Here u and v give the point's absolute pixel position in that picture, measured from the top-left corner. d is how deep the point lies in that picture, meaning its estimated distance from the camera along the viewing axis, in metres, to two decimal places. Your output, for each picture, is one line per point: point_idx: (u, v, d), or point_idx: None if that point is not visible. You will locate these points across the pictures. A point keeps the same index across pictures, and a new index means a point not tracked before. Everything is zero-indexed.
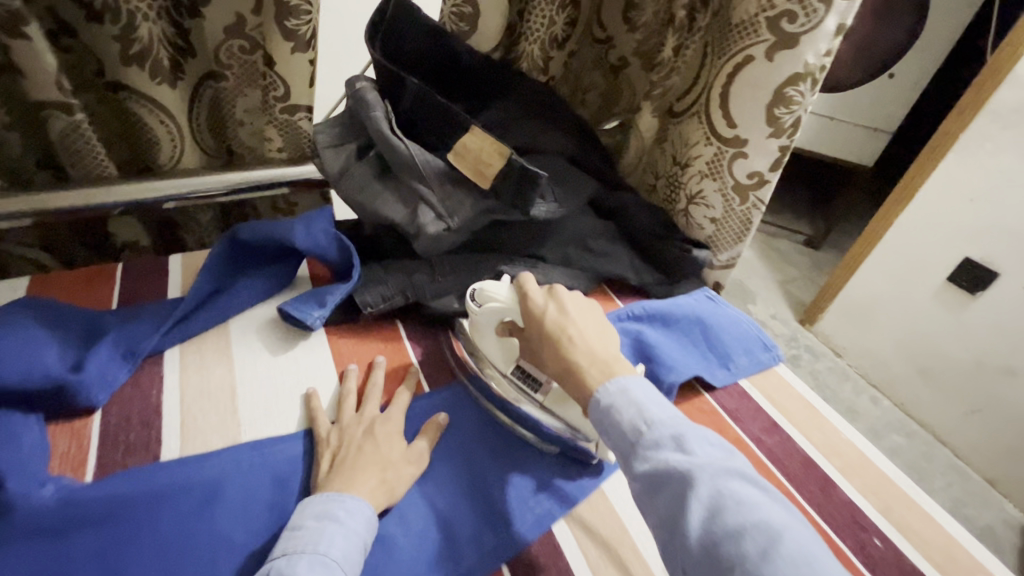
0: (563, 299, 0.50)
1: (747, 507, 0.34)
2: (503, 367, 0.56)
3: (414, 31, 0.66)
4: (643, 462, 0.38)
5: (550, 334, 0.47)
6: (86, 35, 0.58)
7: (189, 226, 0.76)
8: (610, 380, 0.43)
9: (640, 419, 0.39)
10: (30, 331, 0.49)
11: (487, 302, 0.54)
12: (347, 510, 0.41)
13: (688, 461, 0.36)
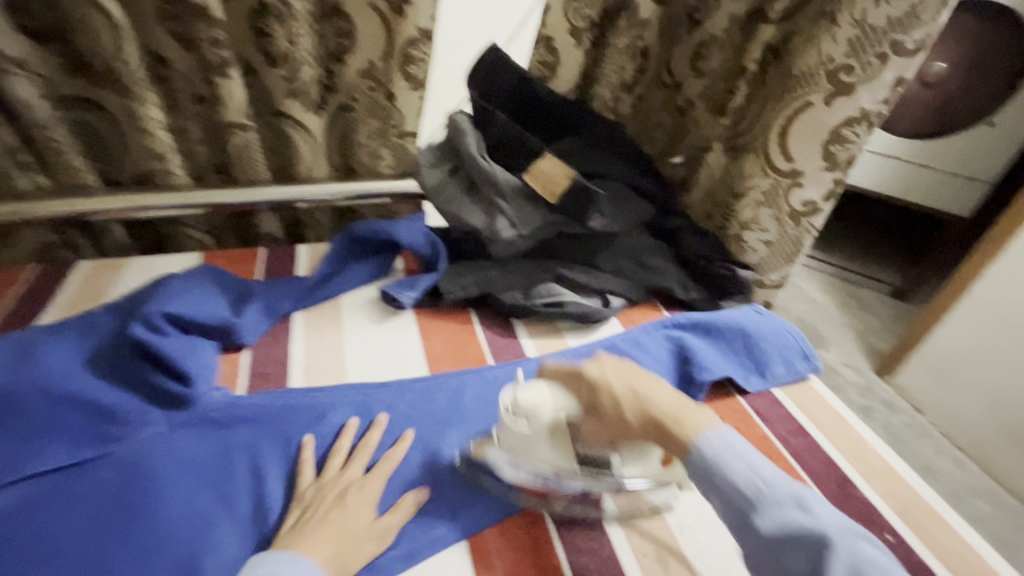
0: (612, 362, 0.50)
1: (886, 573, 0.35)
2: (569, 468, 0.52)
3: (505, 79, 0.81)
4: (764, 520, 0.39)
5: (624, 403, 0.47)
6: (264, 76, 0.77)
7: (313, 225, 0.94)
8: (710, 432, 0.44)
9: (754, 477, 0.41)
10: (207, 286, 0.66)
11: (534, 412, 0.52)
12: (295, 573, 0.42)
13: (814, 521, 0.38)
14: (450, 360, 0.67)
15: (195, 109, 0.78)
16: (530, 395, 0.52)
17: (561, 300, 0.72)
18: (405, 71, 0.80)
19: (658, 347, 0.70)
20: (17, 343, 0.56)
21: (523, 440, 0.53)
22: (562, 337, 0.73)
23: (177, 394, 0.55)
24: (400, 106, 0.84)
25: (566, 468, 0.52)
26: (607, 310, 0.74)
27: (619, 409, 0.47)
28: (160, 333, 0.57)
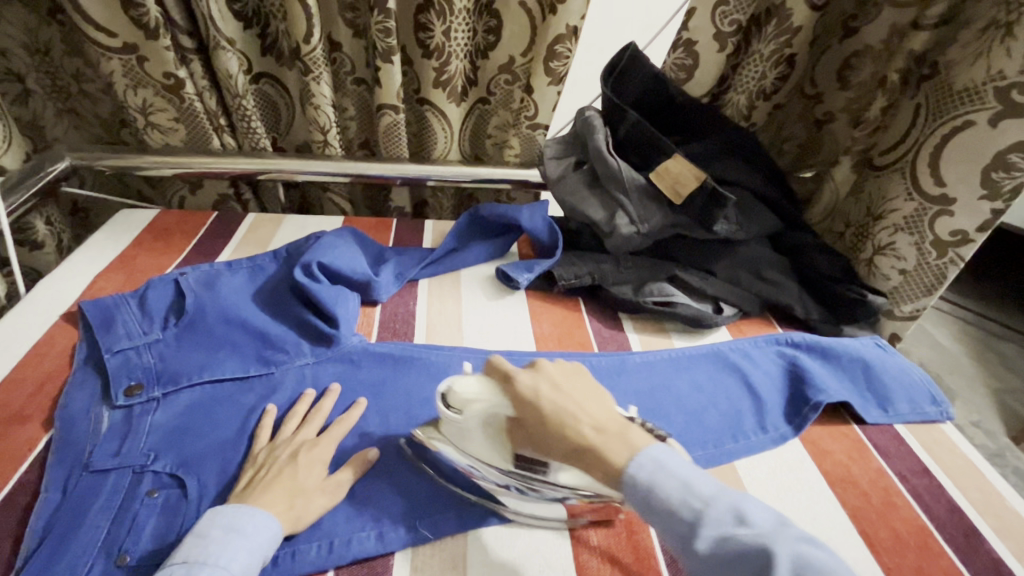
0: (550, 376, 0.47)
1: (830, 575, 0.33)
2: (504, 465, 0.50)
3: (642, 76, 0.80)
4: (705, 542, 0.36)
5: (552, 423, 0.43)
6: (418, 65, 0.83)
7: (436, 204, 1.01)
8: (641, 454, 0.41)
9: (689, 496, 0.38)
10: (351, 246, 0.75)
11: (466, 404, 0.49)
12: (253, 525, 0.43)
13: (755, 532, 0.35)
14: (558, 342, 0.70)
15: (356, 91, 0.88)
16: (464, 386, 0.49)
17: (672, 301, 0.72)
18: (547, 66, 0.80)
19: (768, 361, 0.69)
20: (204, 271, 0.69)
21: (456, 429, 0.50)
22: (668, 337, 0.73)
23: (325, 334, 0.63)
24: (537, 99, 0.84)
25: (500, 467, 0.50)
26: (717, 318, 0.74)
27: (545, 429, 0.44)
28: (314, 278, 0.67)
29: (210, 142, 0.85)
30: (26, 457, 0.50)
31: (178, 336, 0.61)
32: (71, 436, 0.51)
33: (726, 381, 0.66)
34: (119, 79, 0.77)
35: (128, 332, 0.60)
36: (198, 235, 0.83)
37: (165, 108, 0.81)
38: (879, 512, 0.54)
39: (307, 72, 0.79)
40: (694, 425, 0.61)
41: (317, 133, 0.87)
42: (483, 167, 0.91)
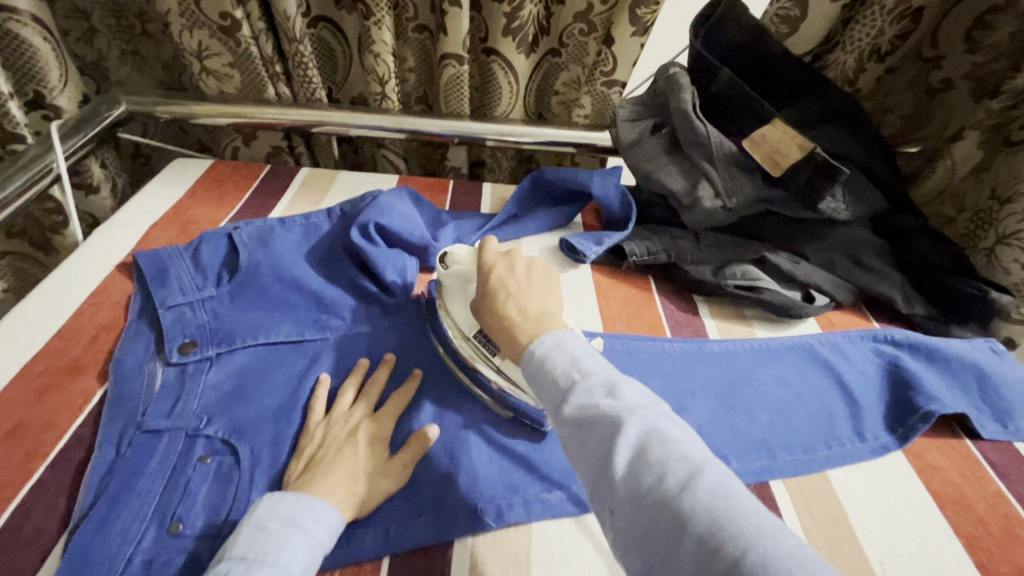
0: (516, 259, 0.50)
1: (671, 445, 0.31)
2: (465, 332, 0.52)
3: (739, 30, 0.70)
4: (570, 409, 0.35)
5: (491, 284, 0.48)
6: (487, 11, 0.75)
7: (494, 166, 0.95)
8: (546, 334, 0.40)
9: (571, 367, 0.37)
10: (408, 207, 0.70)
11: (453, 264, 0.55)
12: (314, 519, 0.39)
13: (615, 403, 0.34)
14: (627, 323, 0.64)
15: (418, 39, 0.82)
16: (459, 249, 0.55)
17: (757, 285, 0.65)
18: (633, 14, 0.72)
19: (865, 360, 0.61)
20: (258, 227, 0.66)
21: (443, 287, 0.56)
22: (748, 326, 0.66)
23: (382, 301, 0.59)
24: (617, 53, 0.77)
25: (462, 332, 0.53)
26: (808, 307, 0.65)
27: (487, 295, 0.47)
28: (370, 240, 0.63)
29: (265, 91, 0.81)
30: (83, 411, 0.48)
31: (232, 294, 0.58)
32: (124, 392, 0.49)
33: (818, 380, 0.59)
34: (176, 18, 0.73)
35: (181, 287, 0.58)
36: (251, 190, 0.80)
37: (221, 52, 0.76)
38: (1000, 545, 0.47)
39: (369, 16, 0.74)
40: (781, 426, 0.54)
41: (374, 84, 0.81)
42: (550, 128, 0.84)
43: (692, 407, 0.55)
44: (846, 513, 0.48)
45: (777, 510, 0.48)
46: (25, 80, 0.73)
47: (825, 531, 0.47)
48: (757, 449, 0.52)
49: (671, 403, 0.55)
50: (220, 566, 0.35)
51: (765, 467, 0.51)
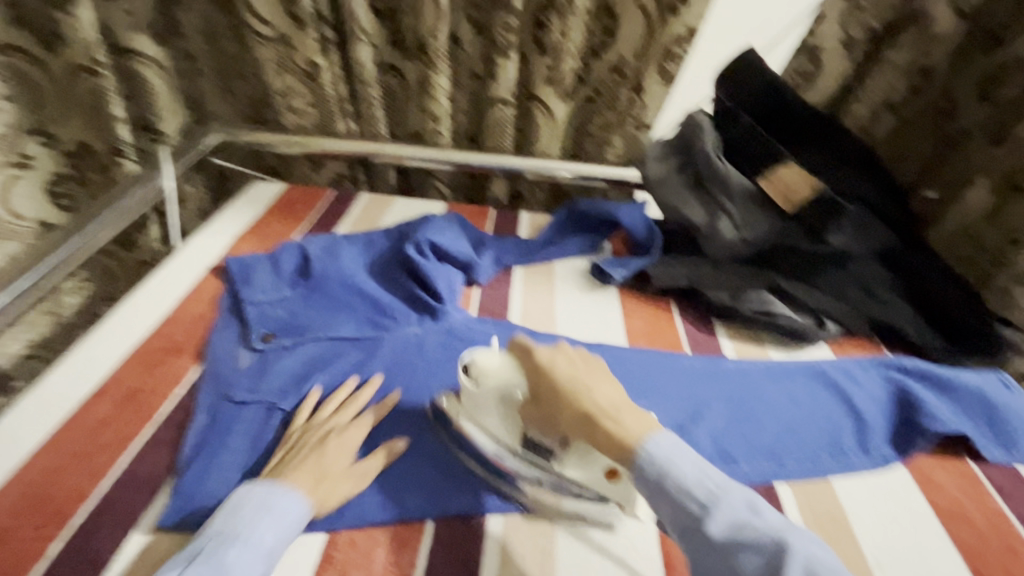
0: (569, 354, 0.52)
1: (833, 568, 0.39)
2: (512, 445, 0.52)
3: (758, 81, 0.78)
4: (716, 524, 0.41)
5: (564, 389, 0.48)
6: (532, 62, 0.86)
7: (530, 197, 1.04)
8: (657, 437, 0.45)
9: (705, 482, 0.43)
10: (456, 228, 0.79)
11: (483, 376, 0.52)
12: (282, 505, 0.45)
13: (769, 526, 0.41)
14: (649, 339, 0.71)
15: (470, 84, 0.93)
16: (488, 359, 0.53)
17: (771, 309, 0.70)
18: (663, 66, 0.82)
19: (873, 383, 0.65)
20: (326, 240, 0.76)
21: (470, 402, 0.53)
22: (763, 348, 0.71)
23: (430, 307, 0.67)
24: (648, 100, 0.86)
25: (509, 446, 0.52)
26: (819, 332, 0.70)
27: (566, 400, 0.48)
28: (423, 256, 0.72)
29: (336, 125, 0.93)
30: (183, 383, 0.58)
31: (304, 295, 0.68)
32: (217, 370, 0.58)
33: (826, 399, 0.64)
34: (269, 64, 0.86)
35: (262, 288, 0.68)
36: (318, 210, 0.91)
37: (304, 93, 0.90)
38: (995, 554, 0.51)
39: (431, 64, 0.85)
40: (790, 437, 0.59)
41: (430, 122, 0.92)
42: (584, 164, 0.92)
43: (707, 414, 0.60)
44: (848, 517, 0.53)
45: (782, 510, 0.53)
46: (134, 110, 0.90)
47: (828, 530, 0.51)
48: (765, 455, 0.57)
49: (686, 410, 0.60)
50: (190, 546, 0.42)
51: (773, 472, 0.56)
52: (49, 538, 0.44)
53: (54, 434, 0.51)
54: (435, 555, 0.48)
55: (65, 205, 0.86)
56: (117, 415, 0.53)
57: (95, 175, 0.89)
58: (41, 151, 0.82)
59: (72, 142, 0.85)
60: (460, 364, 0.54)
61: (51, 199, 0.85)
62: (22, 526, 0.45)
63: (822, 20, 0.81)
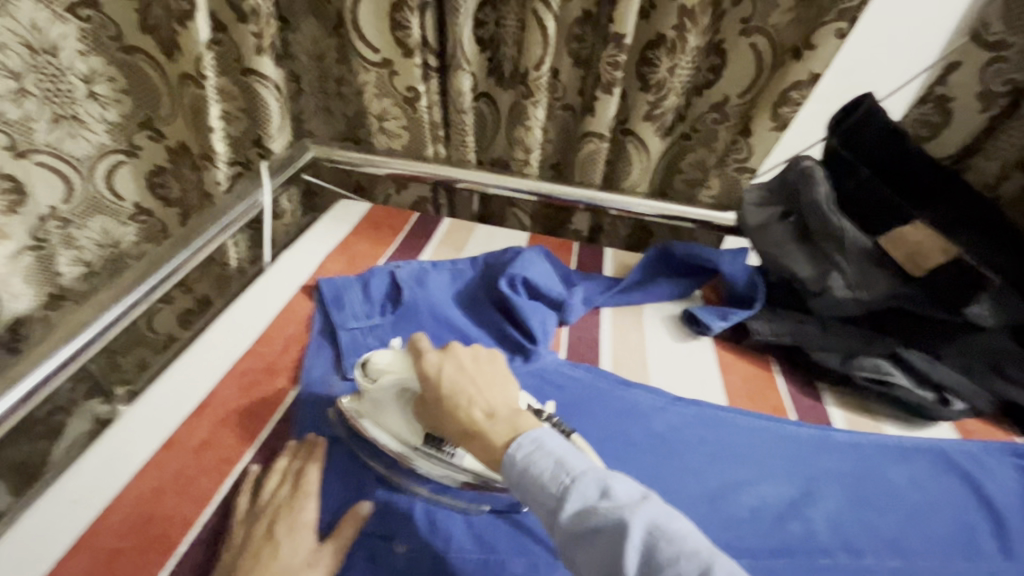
0: (458, 359, 0.48)
1: (681, 541, 0.34)
2: (412, 442, 0.51)
3: (877, 131, 0.73)
4: (569, 514, 0.37)
5: (443, 396, 0.46)
6: (632, 99, 0.84)
7: (611, 232, 1.02)
8: (522, 435, 0.42)
9: (560, 472, 0.39)
10: (545, 263, 0.77)
11: (379, 375, 0.51)
12: None
13: (613, 503, 0.36)
14: (750, 401, 0.66)
15: (563, 116, 0.92)
16: (382, 358, 0.52)
17: (889, 380, 0.65)
18: (776, 111, 0.77)
19: (1006, 475, 0.59)
20: (414, 267, 0.74)
21: (372, 402, 0.52)
22: (876, 421, 0.66)
23: (522, 347, 0.65)
24: (754, 143, 0.82)
25: (407, 443, 0.51)
26: (942, 410, 0.65)
27: (440, 401, 0.46)
28: (515, 292, 0.71)
29: (425, 149, 0.94)
30: (280, 408, 0.57)
31: (394, 324, 0.67)
32: (311, 398, 0.58)
33: (954, 488, 0.57)
34: (370, 89, 0.87)
35: (353, 313, 0.67)
36: (403, 233, 0.91)
37: (398, 117, 0.90)
38: None
39: (529, 96, 0.84)
40: (916, 530, 0.53)
41: (520, 152, 0.91)
42: (675, 204, 0.89)
43: (820, 495, 0.55)
44: None
45: None
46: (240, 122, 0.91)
47: None
48: (890, 550, 0.51)
49: (798, 487, 0.55)
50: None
51: (901, 570, 0.50)
52: (154, 566, 0.44)
53: (157, 453, 0.51)
54: None
55: (161, 194, 0.92)
56: (218, 437, 0.53)
57: (190, 174, 0.91)
58: (149, 144, 0.87)
59: (175, 141, 0.87)
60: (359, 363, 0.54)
61: (150, 187, 0.91)
62: (129, 550, 0.44)
63: (957, 67, 0.76)
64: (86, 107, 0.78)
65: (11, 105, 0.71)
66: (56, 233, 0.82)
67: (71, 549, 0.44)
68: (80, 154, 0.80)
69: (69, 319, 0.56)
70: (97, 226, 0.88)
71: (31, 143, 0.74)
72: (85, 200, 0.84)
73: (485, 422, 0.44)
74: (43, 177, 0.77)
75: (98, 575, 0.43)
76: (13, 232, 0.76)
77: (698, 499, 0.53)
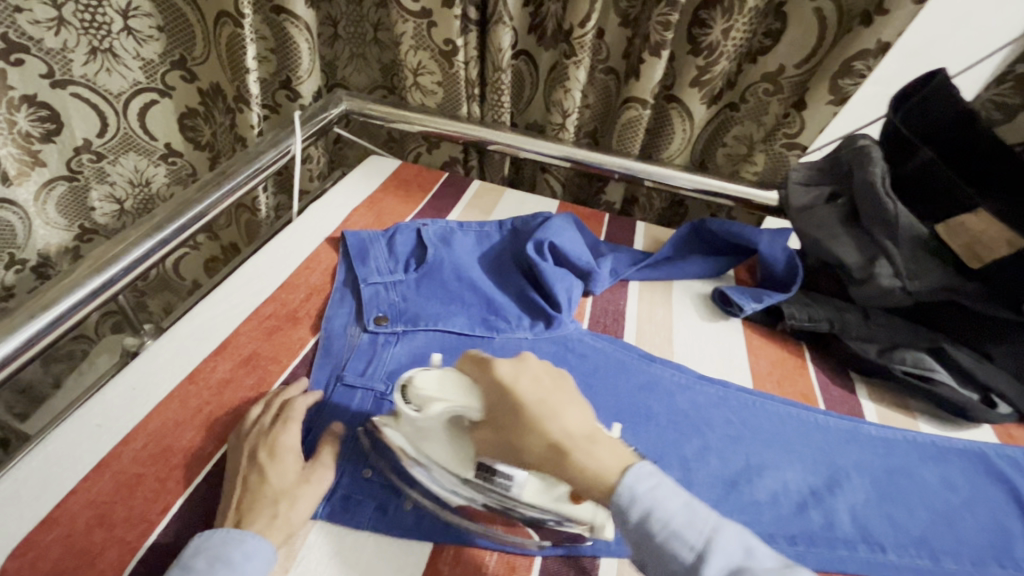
0: (531, 370, 0.43)
1: None
2: (460, 474, 0.45)
3: (943, 109, 0.66)
4: (713, 573, 0.33)
5: (525, 418, 0.40)
6: (681, 62, 0.79)
7: (646, 204, 0.99)
8: (636, 468, 0.37)
9: (695, 522, 0.35)
10: (573, 230, 0.74)
11: (426, 405, 0.43)
12: None
13: (766, 570, 0.32)
14: (778, 385, 0.64)
15: (606, 79, 0.88)
16: (426, 381, 0.43)
17: (933, 377, 0.61)
18: (836, 83, 0.72)
19: None
20: (441, 226, 0.73)
21: (416, 427, 0.45)
22: (912, 417, 0.63)
23: (546, 313, 0.64)
24: (807, 117, 0.78)
25: (456, 473, 0.45)
26: (986, 412, 0.61)
27: (516, 427, 0.40)
28: (541, 256, 0.68)
29: (460, 108, 0.91)
30: (300, 354, 0.57)
31: (417, 281, 0.66)
32: (332, 346, 0.58)
33: (990, 491, 0.55)
34: (407, 40, 0.84)
35: (378, 267, 0.66)
36: (432, 192, 0.89)
37: (434, 72, 0.87)
38: None
39: (572, 55, 0.80)
40: (945, 528, 0.51)
41: (558, 115, 0.88)
42: (715, 179, 0.84)
43: (845, 484, 0.53)
44: None
45: None
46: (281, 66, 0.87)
47: None
48: (918, 548, 0.49)
49: (823, 477, 0.53)
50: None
51: (924, 568, 0.48)
52: (171, 493, 0.44)
53: (179, 387, 0.52)
54: None
55: (192, 137, 0.92)
56: (238, 376, 0.54)
57: (220, 118, 0.90)
58: (181, 84, 0.87)
59: (207, 83, 0.87)
60: (398, 386, 0.45)
61: (182, 128, 0.91)
62: (148, 476, 0.45)
63: None
64: (122, 41, 0.78)
65: (49, 34, 0.72)
66: (89, 167, 0.85)
67: (93, 470, 0.45)
68: (115, 89, 0.81)
69: (101, 251, 0.57)
70: (129, 165, 0.89)
71: (68, 75, 0.76)
72: (119, 138, 0.86)
73: (548, 464, 0.39)
74: (78, 110, 0.79)
75: (117, 497, 0.44)
76: (48, 159, 0.81)
77: (717, 481, 0.51)
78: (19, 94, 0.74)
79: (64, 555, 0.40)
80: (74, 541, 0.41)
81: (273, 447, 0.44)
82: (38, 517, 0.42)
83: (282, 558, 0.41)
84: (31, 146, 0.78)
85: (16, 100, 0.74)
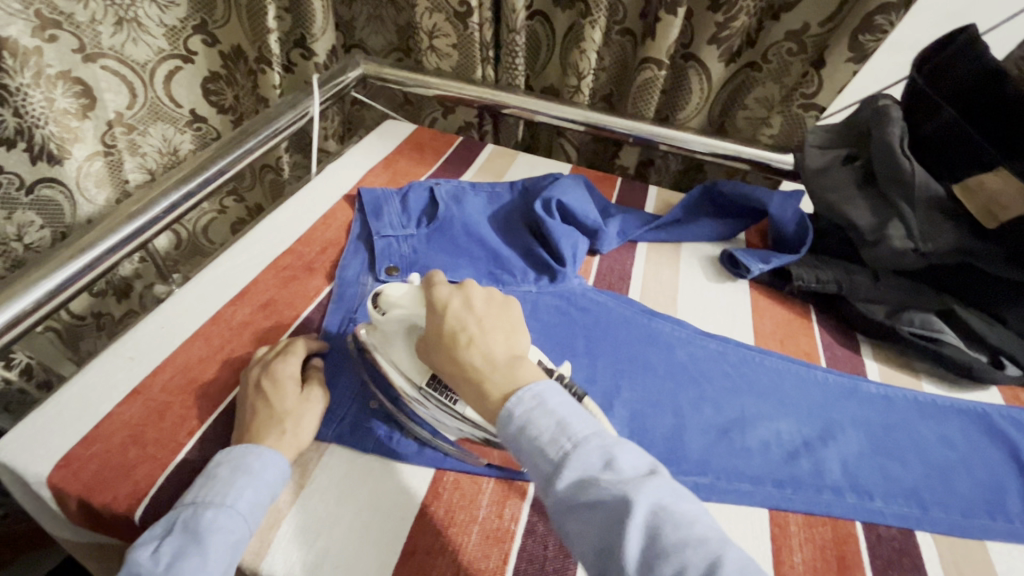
0: (468, 294, 0.47)
1: (683, 527, 0.33)
2: (415, 381, 0.48)
3: (971, 68, 0.62)
4: (566, 484, 0.36)
5: (447, 329, 0.44)
6: (699, 19, 0.78)
7: (660, 169, 0.99)
8: (525, 390, 0.40)
9: (561, 435, 0.37)
10: (582, 190, 0.75)
11: (390, 308, 0.49)
12: None
13: (614, 481, 0.35)
14: (782, 344, 0.64)
15: (622, 40, 0.88)
16: (396, 290, 0.49)
17: (937, 337, 0.61)
18: (856, 39, 0.71)
19: None
20: (453, 186, 0.75)
21: (382, 334, 0.50)
22: (917, 378, 0.63)
23: (551, 268, 0.65)
24: (826, 76, 0.77)
25: (410, 380, 0.48)
26: (994, 373, 0.60)
27: (443, 340, 0.44)
28: (549, 214, 0.70)
29: (474, 71, 0.92)
30: (314, 300, 0.61)
31: (428, 236, 0.68)
32: (344, 293, 0.61)
33: (989, 449, 0.55)
34: (422, 1, 0.85)
35: (390, 223, 0.69)
36: (446, 154, 0.91)
37: (449, 34, 0.88)
38: None
39: (587, 14, 0.79)
40: (938, 482, 0.52)
41: (573, 78, 0.87)
42: (731, 142, 0.83)
43: (839, 437, 0.54)
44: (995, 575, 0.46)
45: (920, 558, 0.47)
46: (291, 27, 0.91)
47: None
48: (907, 499, 0.50)
49: (817, 429, 0.54)
50: (168, 515, 0.39)
51: (913, 517, 0.49)
52: (196, 419, 0.48)
53: (202, 327, 0.56)
54: (535, 514, 0.46)
55: (215, 100, 0.93)
56: (258, 318, 0.57)
57: (243, 80, 0.95)
58: (203, 48, 0.88)
59: (229, 46, 0.90)
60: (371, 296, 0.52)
61: (205, 94, 0.92)
62: (175, 404, 0.49)
63: None
64: (146, 9, 0.78)
65: (79, 7, 0.71)
66: (122, 139, 0.85)
67: (127, 396, 0.49)
68: (142, 59, 0.81)
69: (132, 202, 0.60)
70: (158, 134, 0.89)
71: (98, 47, 0.75)
72: (147, 108, 0.85)
73: (456, 373, 0.43)
74: (109, 81, 0.79)
75: (148, 420, 0.47)
76: (85, 134, 0.79)
77: (709, 428, 0.53)
78: (56, 71, 0.72)
79: (102, 467, 0.44)
80: (111, 456, 0.45)
81: (290, 378, 0.48)
82: (79, 434, 0.46)
83: (296, 475, 0.45)
84: (70, 124, 0.76)
85: (53, 77, 0.72)
